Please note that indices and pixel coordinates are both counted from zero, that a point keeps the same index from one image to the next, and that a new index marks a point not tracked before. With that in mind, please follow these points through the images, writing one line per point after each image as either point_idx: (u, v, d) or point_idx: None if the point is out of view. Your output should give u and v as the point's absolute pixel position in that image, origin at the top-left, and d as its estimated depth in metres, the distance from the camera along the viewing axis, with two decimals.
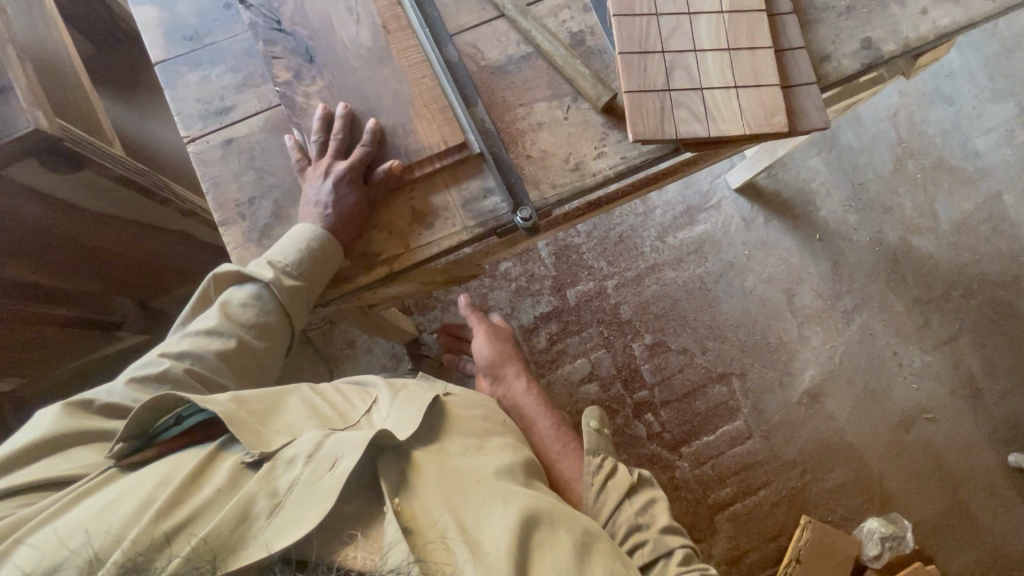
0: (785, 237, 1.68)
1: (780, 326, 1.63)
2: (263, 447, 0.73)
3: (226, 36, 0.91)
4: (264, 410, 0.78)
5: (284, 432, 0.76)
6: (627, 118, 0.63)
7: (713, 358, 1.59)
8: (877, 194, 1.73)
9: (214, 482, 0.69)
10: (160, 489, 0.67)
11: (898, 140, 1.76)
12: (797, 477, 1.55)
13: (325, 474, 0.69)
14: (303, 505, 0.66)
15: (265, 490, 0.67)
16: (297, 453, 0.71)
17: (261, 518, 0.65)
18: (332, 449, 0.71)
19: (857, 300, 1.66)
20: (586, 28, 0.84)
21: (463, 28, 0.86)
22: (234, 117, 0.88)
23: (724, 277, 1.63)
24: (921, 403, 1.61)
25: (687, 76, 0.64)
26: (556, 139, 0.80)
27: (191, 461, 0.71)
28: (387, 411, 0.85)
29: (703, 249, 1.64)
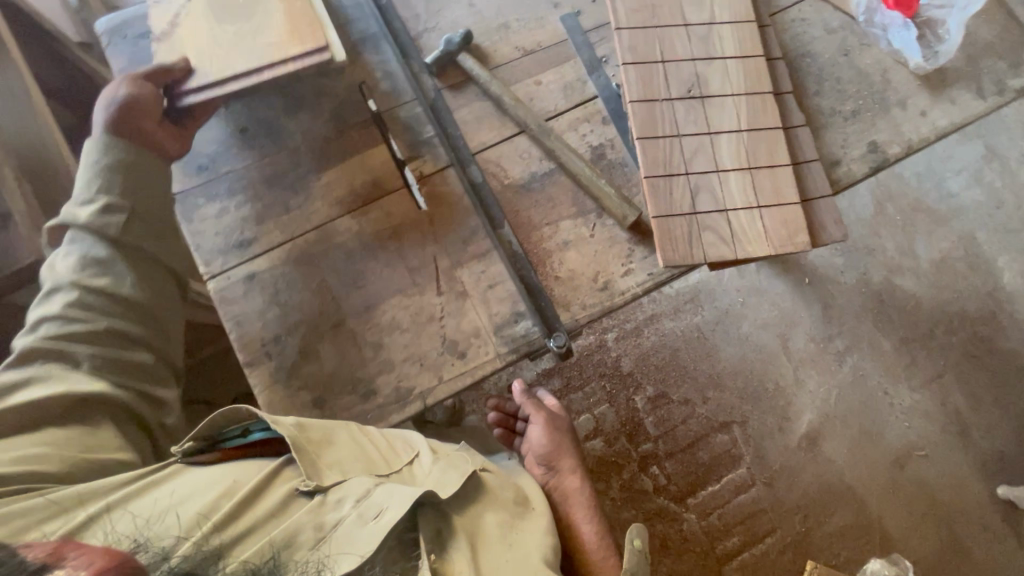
0: (776, 282, 1.72)
1: (776, 371, 1.66)
2: (318, 480, 0.76)
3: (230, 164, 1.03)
4: (322, 438, 0.81)
5: (335, 469, 0.79)
6: (659, 244, 0.81)
7: (714, 407, 1.61)
8: (860, 237, 1.79)
9: (269, 506, 0.72)
10: (223, 501, 0.71)
11: (876, 183, 1.83)
12: (800, 522, 1.57)
13: (372, 521, 0.71)
14: (348, 544, 0.69)
15: (313, 521, 0.72)
16: (348, 495, 0.75)
17: (305, 548, 0.69)
18: (380, 499, 0.74)
19: (847, 341, 1.71)
20: (606, 141, 1.03)
21: (485, 144, 1.03)
22: (249, 254, 0.98)
23: (720, 325, 1.66)
24: (913, 441, 1.66)
25: (708, 198, 0.84)
26: (583, 258, 0.96)
27: (250, 477, 0.75)
28: (425, 466, 0.85)
29: (700, 298, 1.67)
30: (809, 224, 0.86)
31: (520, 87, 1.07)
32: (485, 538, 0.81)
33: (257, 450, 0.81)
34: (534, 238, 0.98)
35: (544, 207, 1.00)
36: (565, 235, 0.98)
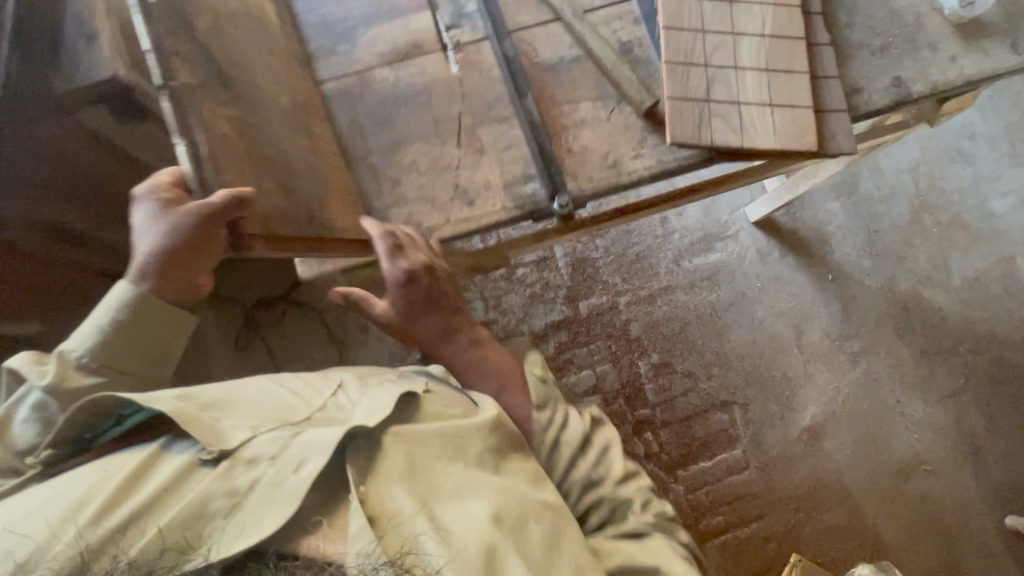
0: (797, 274, 1.70)
1: (786, 361, 1.64)
2: (222, 444, 0.68)
3: None
4: (215, 402, 0.74)
5: (242, 425, 0.71)
6: (668, 122, 0.76)
7: (717, 384, 1.60)
8: (892, 243, 1.76)
9: (152, 485, 0.65)
10: (97, 490, 0.64)
11: (915, 194, 1.80)
12: (791, 513, 1.54)
13: (290, 476, 0.65)
14: (259, 508, 0.62)
15: (221, 488, 0.64)
16: (263, 452, 0.67)
17: (218, 517, 0.62)
18: (300, 450, 0.67)
19: (864, 344, 1.68)
20: (634, 39, 0.91)
21: (520, 27, 0.94)
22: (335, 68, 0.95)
23: (734, 306, 1.66)
24: (921, 454, 1.61)
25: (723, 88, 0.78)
26: (596, 135, 0.88)
27: (129, 461, 0.67)
28: (350, 400, 0.79)
29: (717, 277, 1.68)
30: (818, 131, 0.80)
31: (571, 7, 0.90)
32: (432, 457, 0.74)
33: (138, 432, 0.72)
34: (550, 108, 0.90)
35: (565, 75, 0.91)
36: (583, 113, 0.89)
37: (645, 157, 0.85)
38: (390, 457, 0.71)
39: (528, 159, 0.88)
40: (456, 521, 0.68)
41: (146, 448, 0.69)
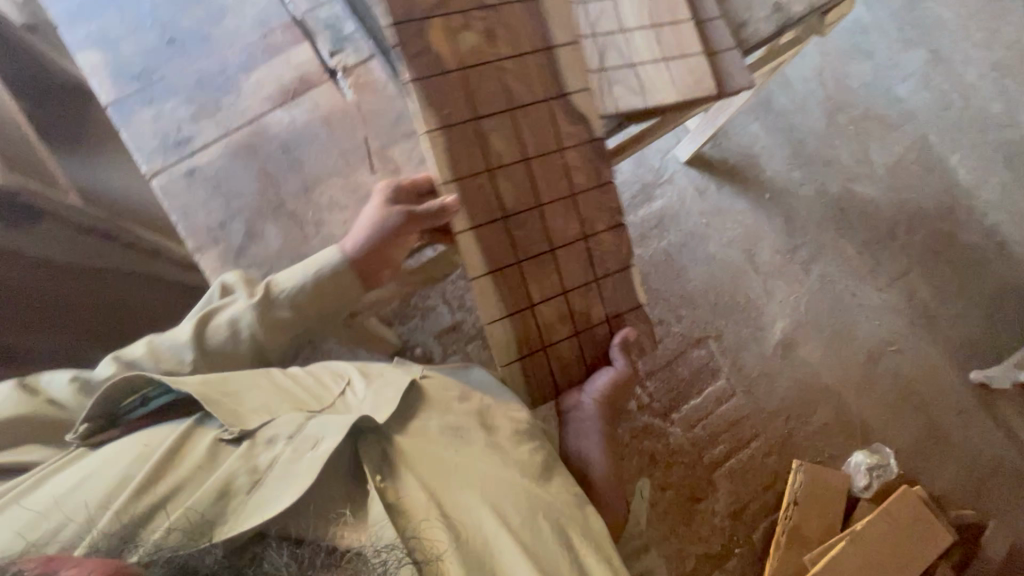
0: (737, 201, 1.76)
1: (746, 285, 1.71)
2: (242, 424, 0.74)
3: (172, 73, 1.00)
4: (237, 389, 0.78)
5: (259, 409, 0.77)
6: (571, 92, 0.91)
7: (689, 325, 1.66)
8: (816, 149, 1.83)
9: (192, 457, 0.70)
10: (136, 468, 0.68)
11: (827, 97, 1.87)
12: (783, 424, 1.62)
13: (308, 452, 0.69)
14: (280, 481, 0.67)
15: (245, 466, 0.69)
16: (279, 433, 0.72)
17: (242, 491, 0.66)
18: (315, 430, 0.72)
19: (812, 250, 1.76)
20: None
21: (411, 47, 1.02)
22: (192, 149, 0.97)
23: (687, 246, 1.71)
24: (884, 337, 1.71)
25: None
26: None
27: (167, 436, 0.73)
28: (354, 399, 0.83)
29: (664, 223, 1.72)
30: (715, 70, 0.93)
31: None
32: (440, 444, 0.79)
33: (163, 414, 0.78)
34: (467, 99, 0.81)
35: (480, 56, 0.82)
36: None
37: None
38: (406, 450, 0.76)
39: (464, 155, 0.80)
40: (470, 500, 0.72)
41: (183, 424, 0.74)
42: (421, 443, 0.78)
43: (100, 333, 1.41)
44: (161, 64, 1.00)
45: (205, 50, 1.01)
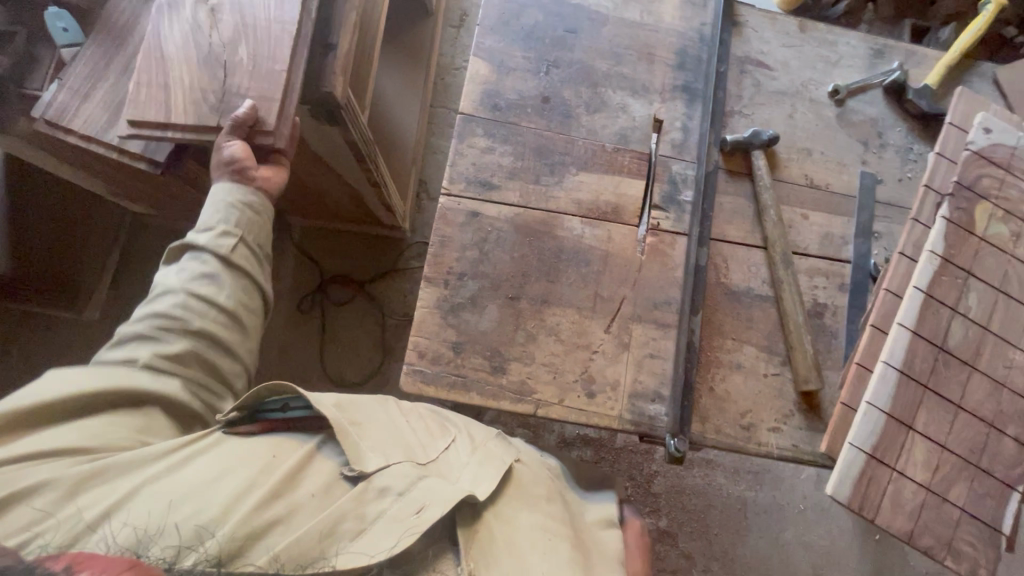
0: (844, 520, 1.53)
1: None
2: (362, 463, 0.50)
3: (558, 87, 0.71)
4: (368, 419, 0.55)
5: (385, 450, 0.52)
6: (948, 303, 0.61)
7: None
8: None
9: (300, 489, 0.48)
10: (255, 476, 0.48)
11: None
12: None
13: (409, 517, 0.47)
14: (388, 528, 0.46)
15: (349, 508, 0.47)
16: (394, 483, 0.49)
17: (342, 539, 0.46)
18: (424, 493, 0.48)
19: None
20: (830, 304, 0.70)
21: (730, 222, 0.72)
22: (526, 96, 0.71)
23: (766, 518, 1.50)
24: None
25: (948, 392, 0.60)
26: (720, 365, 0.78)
27: (283, 461, 0.50)
28: (461, 455, 0.57)
29: (764, 479, 1.53)
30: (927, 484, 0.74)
31: (783, 208, 0.71)
32: (554, 498, 0.58)
33: (296, 425, 0.54)
34: (712, 337, 0.67)
35: (746, 310, 0.68)
36: (743, 358, 0.67)
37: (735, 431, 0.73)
38: (504, 550, 0.50)
39: (666, 380, 0.65)
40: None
41: (304, 444, 0.52)
42: (520, 540, 0.51)
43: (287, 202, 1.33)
44: (563, 76, 0.72)
45: (599, 88, 0.72)
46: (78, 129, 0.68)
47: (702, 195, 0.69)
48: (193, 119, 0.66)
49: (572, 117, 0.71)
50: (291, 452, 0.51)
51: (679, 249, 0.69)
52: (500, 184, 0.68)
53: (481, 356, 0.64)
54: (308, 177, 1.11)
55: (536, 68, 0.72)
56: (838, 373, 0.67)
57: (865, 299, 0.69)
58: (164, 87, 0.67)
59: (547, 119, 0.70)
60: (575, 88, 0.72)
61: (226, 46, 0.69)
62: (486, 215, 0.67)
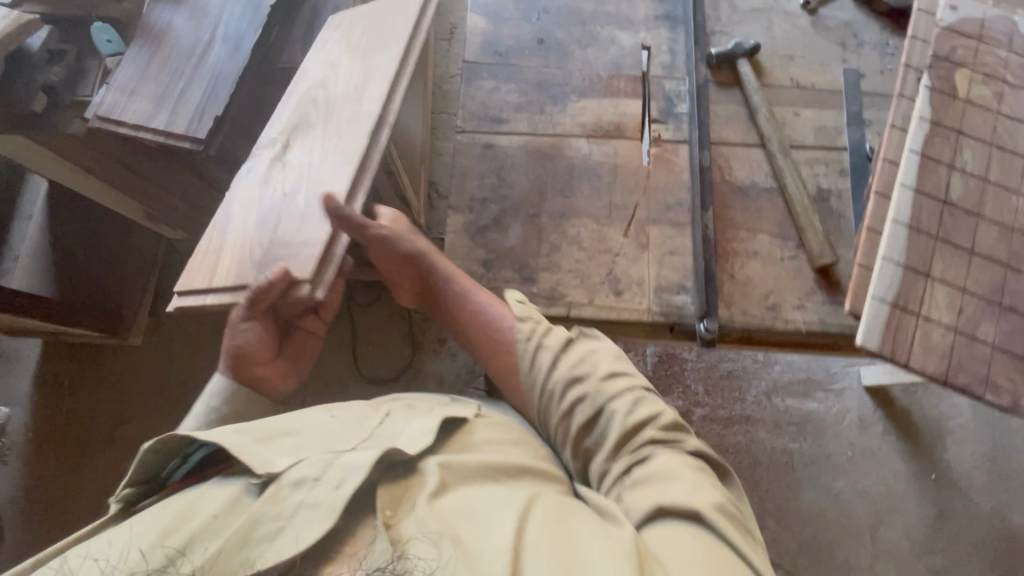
0: (895, 459, 1.52)
1: (852, 548, 1.45)
2: (268, 466, 0.50)
3: (553, 29, 0.78)
4: (272, 430, 0.56)
5: (295, 449, 0.53)
6: (944, 159, 0.65)
7: (767, 538, 1.46)
8: (1016, 470, 1.51)
9: (207, 509, 0.48)
10: (157, 516, 0.48)
11: None
12: None
13: (327, 493, 0.47)
14: (307, 514, 0.46)
15: (259, 507, 0.47)
16: (304, 473, 0.49)
17: (263, 541, 0.45)
18: (338, 472, 0.49)
19: (948, 565, 1.44)
20: (835, 189, 0.73)
21: (725, 136, 0.75)
22: (524, 40, 0.77)
23: (813, 465, 1.51)
24: None
25: (958, 239, 0.63)
26: (763, 273, 0.70)
27: (187, 493, 0.50)
28: (392, 425, 0.59)
29: (806, 428, 1.54)
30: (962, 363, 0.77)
31: (774, 108, 0.76)
32: (520, 442, 0.60)
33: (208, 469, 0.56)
34: (726, 230, 0.71)
35: (754, 203, 0.72)
36: (758, 246, 0.70)
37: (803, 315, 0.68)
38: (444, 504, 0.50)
39: (688, 273, 0.69)
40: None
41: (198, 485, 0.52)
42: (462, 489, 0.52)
43: None
44: (555, 19, 0.79)
45: (589, 25, 0.79)
46: (127, 121, 0.76)
47: (696, 105, 0.75)
48: (233, 275, 0.66)
49: (567, 52, 0.77)
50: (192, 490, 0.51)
51: (682, 155, 0.73)
52: (509, 118, 0.74)
53: (512, 270, 0.68)
54: None
55: (528, 15, 0.79)
56: (851, 248, 0.70)
57: (866, 178, 0.72)
58: (221, 249, 0.68)
59: (545, 57, 0.77)
60: (567, 28, 0.78)
61: (288, 194, 0.70)
62: (500, 145, 0.73)
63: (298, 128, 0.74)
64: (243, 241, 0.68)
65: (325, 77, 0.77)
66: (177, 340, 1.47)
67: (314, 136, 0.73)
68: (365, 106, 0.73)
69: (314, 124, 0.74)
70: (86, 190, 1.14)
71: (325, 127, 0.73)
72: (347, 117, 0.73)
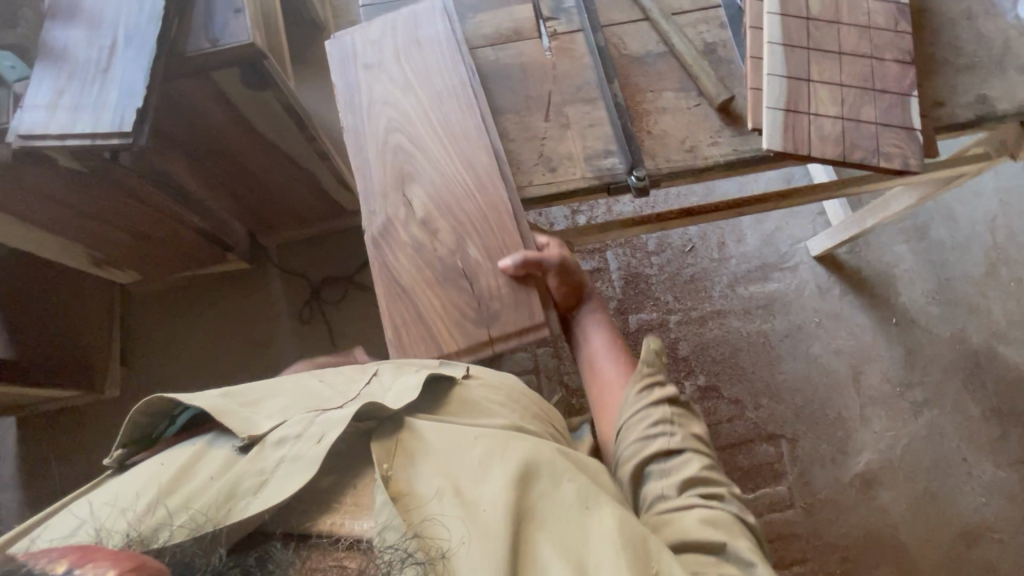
0: (858, 314, 1.63)
1: (841, 402, 1.56)
2: (252, 431, 0.61)
3: None
4: (256, 400, 0.67)
5: (278, 415, 0.65)
6: None
7: (766, 416, 1.55)
8: (964, 294, 1.64)
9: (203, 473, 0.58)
10: (158, 475, 0.58)
11: (993, 246, 1.68)
12: (836, 563, 1.43)
13: (310, 448, 0.58)
14: (291, 470, 0.57)
15: (250, 464, 0.58)
16: (287, 432, 0.60)
17: (247, 494, 0.55)
18: (320, 426, 0.60)
19: (928, 394, 1.56)
20: (720, 40, 0.81)
21: (613, 20, 0.83)
22: None
23: (789, 338, 1.61)
24: (988, 521, 1.46)
25: (826, 46, 0.71)
26: (676, 122, 0.76)
27: (183, 453, 0.61)
28: (379, 383, 0.70)
29: (773, 307, 1.64)
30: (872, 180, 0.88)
31: None
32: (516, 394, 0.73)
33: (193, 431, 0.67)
34: (634, 96, 0.78)
35: (652, 69, 0.79)
36: (665, 102, 0.77)
37: (722, 146, 0.74)
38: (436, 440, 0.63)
39: (610, 138, 0.76)
40: (547, 537, 0.55)
41: (193, 443, 0.62)
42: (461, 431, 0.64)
43: (254, 217, 1.42)
44: None
45: None
46: (52, 131, 0.77)
47: None
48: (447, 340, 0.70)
49: None
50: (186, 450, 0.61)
51: (580, 41, 0.80)
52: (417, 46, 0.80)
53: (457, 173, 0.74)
54: (262, 169, 1.22)
55: None
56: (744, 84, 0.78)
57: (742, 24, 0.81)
58: (419, 318, 0.72)
59: None
60: None
61: (452, 251, 0.73)
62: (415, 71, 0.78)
63: (400, 173, 0.75)
64: (427, 304, 0.72)
65: (397, 98, 0.77)
66: (155, 382, 1.45)
67: (426, 175, 0.75)
68: (455, 109, 0.76)
69: (411, 148, 0.75)
70: (29, 249, 1.12)
71: (419, 155, 0.75)
72: (448, 138, 0.75)
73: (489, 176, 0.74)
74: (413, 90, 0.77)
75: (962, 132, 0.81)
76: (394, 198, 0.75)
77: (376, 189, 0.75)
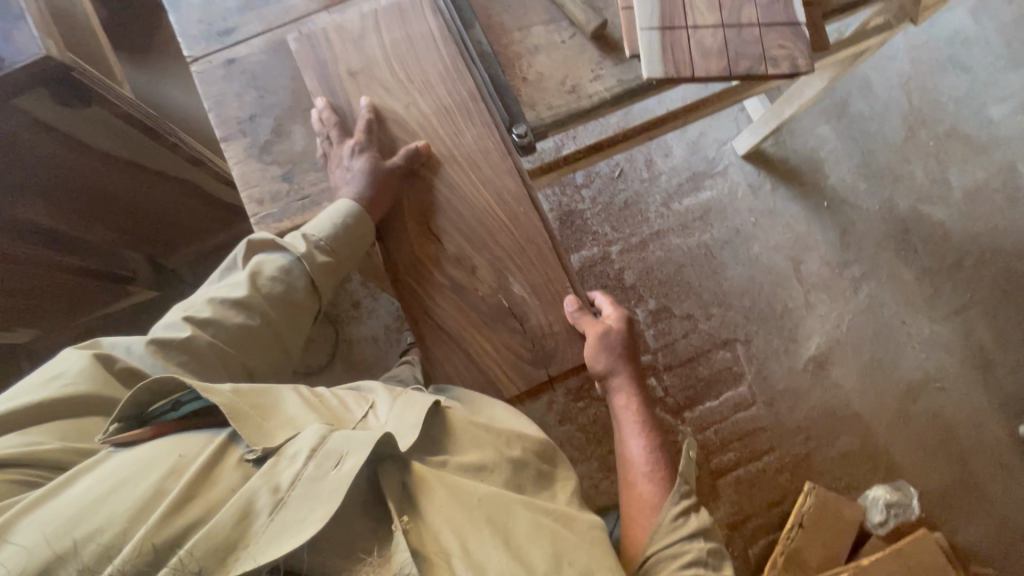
0: (791, 205, 1.64)
1: (787, 294, 1.60)
2: (267, 442, 0.61)
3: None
4: (265, 404, 0.66)
5: (289, 425, 0.64)
6: None
7: (718, 324, 1.58)
8: (888, 162, 1.66)
9: (213, 490, 0.57)
10: (165, 484, 0.56)
11: (910, 108, 1.68)
12: (801, 443, 1.52)
13: (330, 472, 0.58)
14: (308, 489, 0.57)
15: (266, 484, 0.57)
16: (302, 448, 0.60)
17: (261, 516, 0.55)
18: (337, 445, 0.60)
19: (865, 268, 1.61)
20: None
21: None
22: (235, 37, 0.87)
23: (729, 244, 1.62)
24: (929, 372, 1.56)
25: None
26: (551, 61, 0.85)
27: (189, 459, 0.59)
28: (381, 416, 0.71)
29: (709, 216, 1.63)
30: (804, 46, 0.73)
31: None
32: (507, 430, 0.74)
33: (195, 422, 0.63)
34: (502, 40, 0.86)
35: (517, 10, 0.88)
36: (535, 41, 0.86)
37: (605, 78, 0.83)
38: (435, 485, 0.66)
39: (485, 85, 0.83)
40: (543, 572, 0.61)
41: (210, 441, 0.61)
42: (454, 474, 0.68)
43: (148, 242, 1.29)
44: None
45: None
46: None
47: None
48: (507, 349, 0.78)
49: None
50: (189, 453, 0.59)
51: None
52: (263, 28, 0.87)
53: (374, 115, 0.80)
54: (135, 194, 1.10)
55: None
56: None
57: None
58: (462, 345, 0.78)
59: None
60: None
61: (495, 288, 0.78)
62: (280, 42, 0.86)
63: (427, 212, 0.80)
64: (470, 337, 0.78)
65: (398, 116, 0.81)
66: None
67: (441, 187, 0.80)
68: (462, 119, 0.80)
69: (401, 130, 0.80)
70: None
71: (442, 190, 0.80)
72: (467, 161, 0.80)
73: (518, 199, 0.79)
74: (413, 102, 0.80)
75: (856, 9, 0.75)
76: (426, 240, 0.79)
77: (398, 228, 0.81)
